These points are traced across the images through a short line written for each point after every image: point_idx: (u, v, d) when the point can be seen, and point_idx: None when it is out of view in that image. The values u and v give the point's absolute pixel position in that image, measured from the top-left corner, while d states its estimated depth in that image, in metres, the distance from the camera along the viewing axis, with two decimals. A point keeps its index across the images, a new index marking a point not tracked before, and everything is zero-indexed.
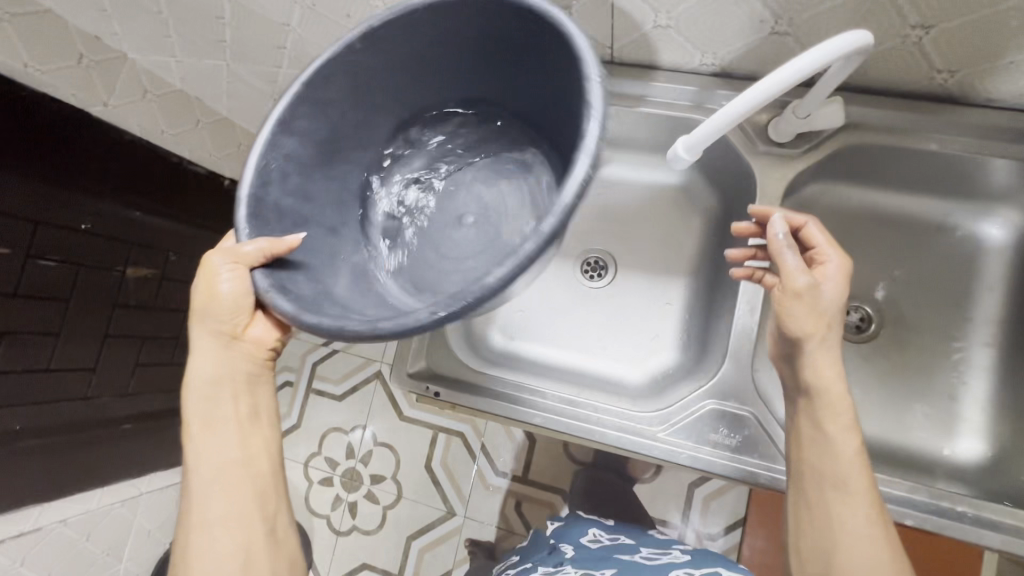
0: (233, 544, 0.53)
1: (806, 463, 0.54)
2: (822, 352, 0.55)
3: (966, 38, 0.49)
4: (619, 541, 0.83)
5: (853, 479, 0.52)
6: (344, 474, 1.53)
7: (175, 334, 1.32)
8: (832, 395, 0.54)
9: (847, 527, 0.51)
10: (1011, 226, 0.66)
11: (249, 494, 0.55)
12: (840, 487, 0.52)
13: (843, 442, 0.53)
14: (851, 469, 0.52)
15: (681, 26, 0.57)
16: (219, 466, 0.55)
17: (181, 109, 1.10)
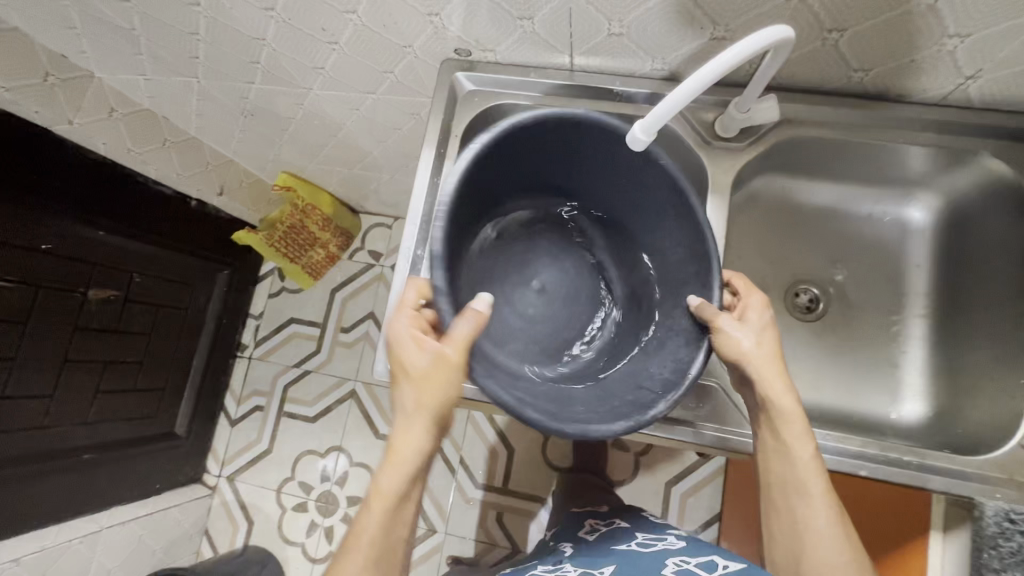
0: None
1: (774, 471, 0.58)
2: (767, 370, 0.59)
3: (873, 39, 0.57)
4: (617, 529, 0.85)
5: (812, 481, 0.57)
6: (319, 498, 1.49)
7: (138, 358, 1.29)
8: (787, 408, 0.58)
9: (812, 528, 0.56)
10: (930, 209, 0.75)
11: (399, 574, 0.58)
12: (801, 491, 0.57)
13: (800, 450, 0.57)
14: (810, 473, 0.57)
15: (633, 34, 0.63)
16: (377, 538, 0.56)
17: (147, 129, 1.10)
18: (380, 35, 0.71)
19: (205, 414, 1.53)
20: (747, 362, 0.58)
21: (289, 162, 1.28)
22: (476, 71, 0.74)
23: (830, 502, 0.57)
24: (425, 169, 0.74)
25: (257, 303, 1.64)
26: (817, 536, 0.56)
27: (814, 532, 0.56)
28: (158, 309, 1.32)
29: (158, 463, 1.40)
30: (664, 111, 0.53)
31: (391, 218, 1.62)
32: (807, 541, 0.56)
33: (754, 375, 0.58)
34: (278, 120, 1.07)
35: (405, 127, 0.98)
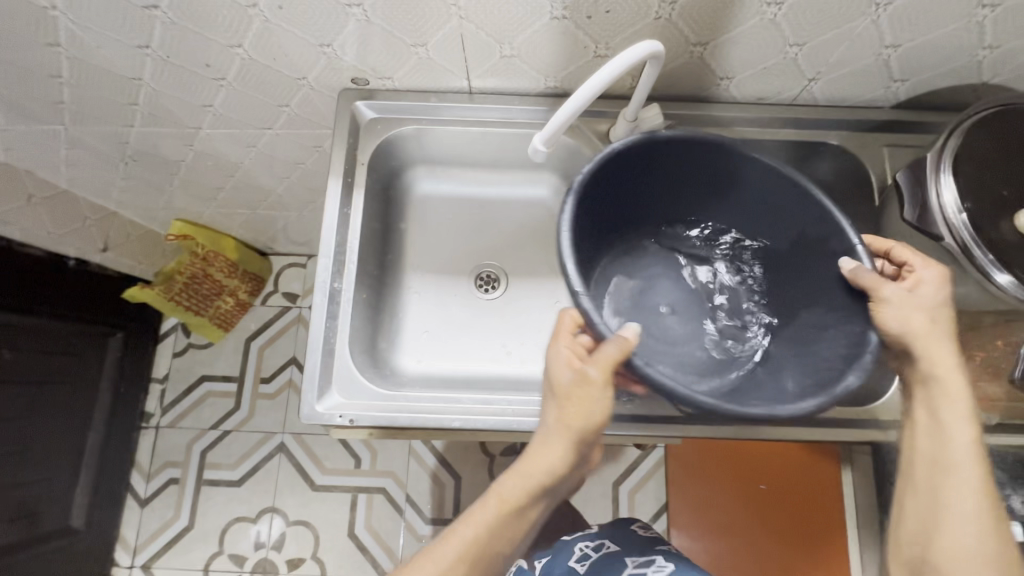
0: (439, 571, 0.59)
1: (919, 442, 0.55)
2: (937, 351, 0.56)
3: (730, 51, 0.65)
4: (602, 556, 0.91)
5: (968, 464, 0.52)
6: (255, 568, 1.36)
7: (16, 447, 1.11)
8: (952, 383, 0.55)
9: (951, 507, 0.51)
10: None
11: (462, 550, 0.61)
12: (946, 467, 0.53)
13: (959, 430, 0.53)
14: (964, 457, 0.53)
15: (524, 55, 0.66)
16: (471, 558, 0.58)
17: (6, 185, 0.97)
18: (272, 68, 0.69)
19: (107, 498, 1.35)
20: (913, 339, 0.56)
21: (183, 209, 1.20)
22: (376, 99, 0.74)
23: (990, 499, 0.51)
24: (334, 199, 0.72)
25: (160, 364, 1.49)
26: (950, 510, 0.51)
27: (949, 513, 0.51)
28: (41, 386, 1.16)
29: (53, 566, 1.21)
30: (558, 122, 0.59)
31: (304, 256, 1.55)
32: (941, 523, 0.51)
33: (914, 351, 0.56)
34: (165, 164, 1.00)
35: (307, 160, 0.96)
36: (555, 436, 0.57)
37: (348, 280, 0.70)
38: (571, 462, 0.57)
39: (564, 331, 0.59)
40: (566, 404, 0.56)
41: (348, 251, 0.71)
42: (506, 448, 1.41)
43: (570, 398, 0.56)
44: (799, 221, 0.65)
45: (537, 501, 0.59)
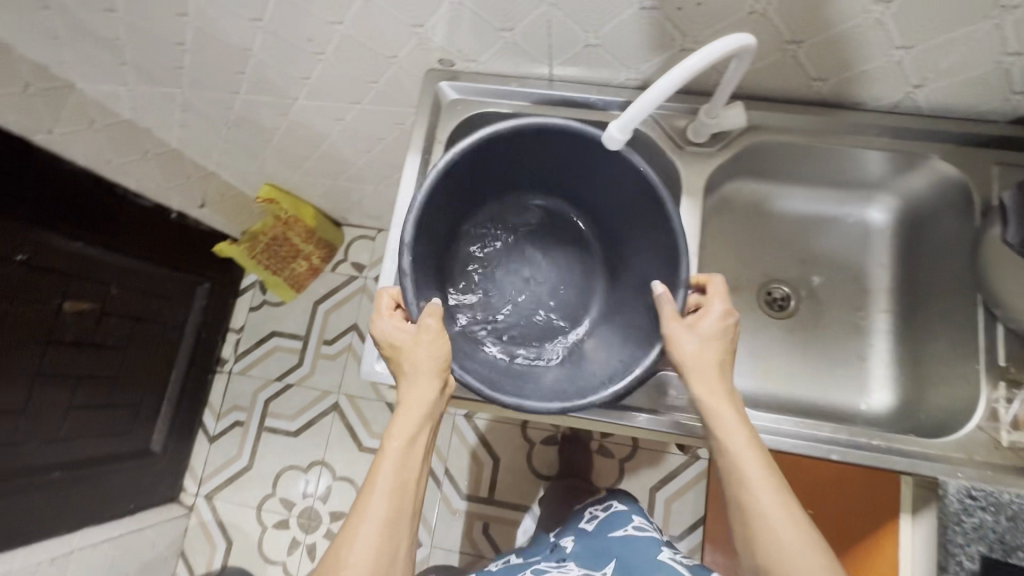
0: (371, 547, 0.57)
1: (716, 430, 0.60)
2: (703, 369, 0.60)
3: (827, 50, 0.62)
4: (612, 513, 0.93)
5: (753, 469, 0.56)
6: (301, 514, 1.46)
7: (112, 372, 1.25)
8: (715, 397, 0.59)
9: (764, 517, 0.55)
10: (888, 209, 0.80)
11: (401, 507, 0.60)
12: (744, 479, 0.56)
13: (736, 441, 0.57)
14: (750, 463, 0.57)
15: (608, 45, 0.66)
16: (394, 503, 0.59)
17: (128, 139, 1.09)
18: (367, 45, 0.74)
19: (182, 429, 1.50)
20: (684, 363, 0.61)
21: (273, 174, 1.29)
22: (460, 80, 0.77)
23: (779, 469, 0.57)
24: (410, 173, 0.76)
25: (237, 315, 1.63)
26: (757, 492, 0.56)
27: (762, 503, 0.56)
28: (137, 322, 1.30)
29: (133, 482, 1.36)
30: (635, 115, 0.57)
31: (374, 230, 1.63)
32: (762, 536, 0.55)
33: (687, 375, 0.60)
34: (261, 131, 1.08)
35: (388, 136, 1.01)
36: (417, 373, 0.63)
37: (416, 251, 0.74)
38: (440, 387, 0.64)
39: (384, 309, 0.67)
40: (409, 351, 0.63)
41: None
42: (546, 437, 1.42)
43: (416, 344, 0.63)
44: (642, 222, 0.70)
45: (426, 429, 0.63)
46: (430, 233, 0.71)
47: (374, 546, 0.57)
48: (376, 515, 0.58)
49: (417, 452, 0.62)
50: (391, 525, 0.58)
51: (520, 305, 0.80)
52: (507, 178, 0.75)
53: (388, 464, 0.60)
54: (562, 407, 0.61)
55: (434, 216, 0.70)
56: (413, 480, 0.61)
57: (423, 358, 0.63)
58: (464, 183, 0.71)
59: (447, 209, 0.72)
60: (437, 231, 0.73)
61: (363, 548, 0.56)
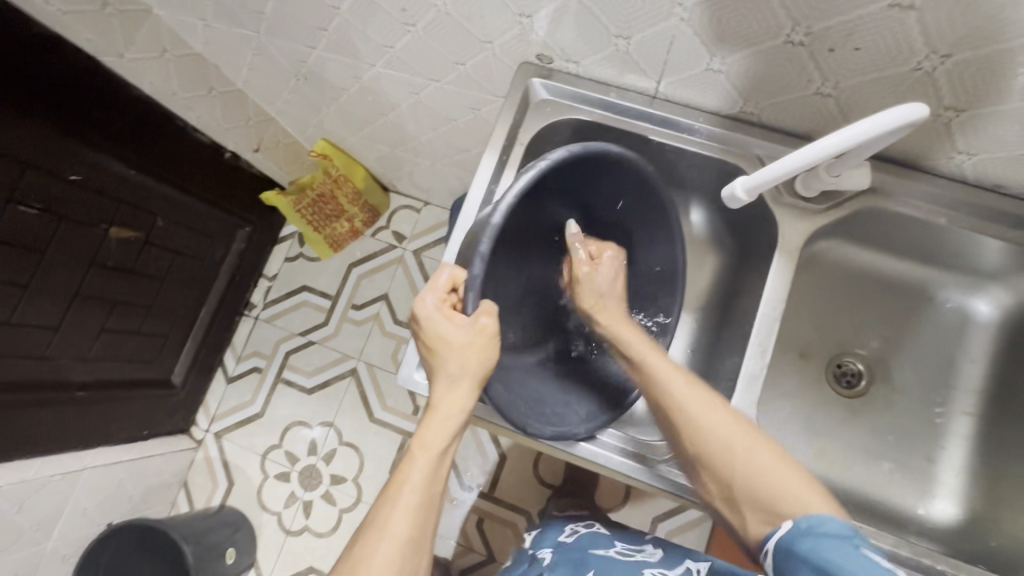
0: (387, 562, 0.53)
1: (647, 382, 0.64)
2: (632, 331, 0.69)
3: (989, 125, 0.54)
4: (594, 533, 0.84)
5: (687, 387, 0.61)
6: (302, 470, 1.47)
7: (146, 303, 1.25)
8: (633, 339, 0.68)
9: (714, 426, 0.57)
10: (999, 304, 0.71)
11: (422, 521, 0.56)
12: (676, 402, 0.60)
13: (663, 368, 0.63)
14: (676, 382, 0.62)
15: (732, 73, 0.59)
16: (416, 519, 0.56)
17: (195, 74, 1.06)
18: (462, 26, 0.67)
19: (203, 365, 1.51)
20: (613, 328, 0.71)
21: (331, 131, 1.25)
22: (554, 80, 0.70)
23: (716, 400, 0.59)
24: (484, 172, 0.71)
25: (272, 264, 1.62)
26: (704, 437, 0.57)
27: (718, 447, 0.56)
28: (177, 256, 1.28)
29: (151, 410, 1.38)
30: (767, 179, 0.54)
31: (420, 202, 1.58)
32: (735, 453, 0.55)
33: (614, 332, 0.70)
34: (329, 88, 1.03)
35: (460, 119, 0.95)
36: (460, 378, 0.62)
37: None
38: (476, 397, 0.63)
39: (436, 287, 0.64)
40: (456, 354, 0.62)
41: None
42: None
43: (464, 347, 0.61)
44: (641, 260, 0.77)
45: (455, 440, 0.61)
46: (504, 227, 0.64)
47: (394, 565, 0.53)
48: (398, 531, 0.54)
49: (444, 465, 0.60)
50: (412, 542, 0.55)
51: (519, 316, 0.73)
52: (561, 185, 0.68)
53: (417, 471, 0.58)
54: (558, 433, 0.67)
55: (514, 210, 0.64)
56: (437, 493, 0.59)
57: (467, 361, 0.61)
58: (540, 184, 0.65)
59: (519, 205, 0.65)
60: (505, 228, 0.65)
61: (383, 568, 0.52)
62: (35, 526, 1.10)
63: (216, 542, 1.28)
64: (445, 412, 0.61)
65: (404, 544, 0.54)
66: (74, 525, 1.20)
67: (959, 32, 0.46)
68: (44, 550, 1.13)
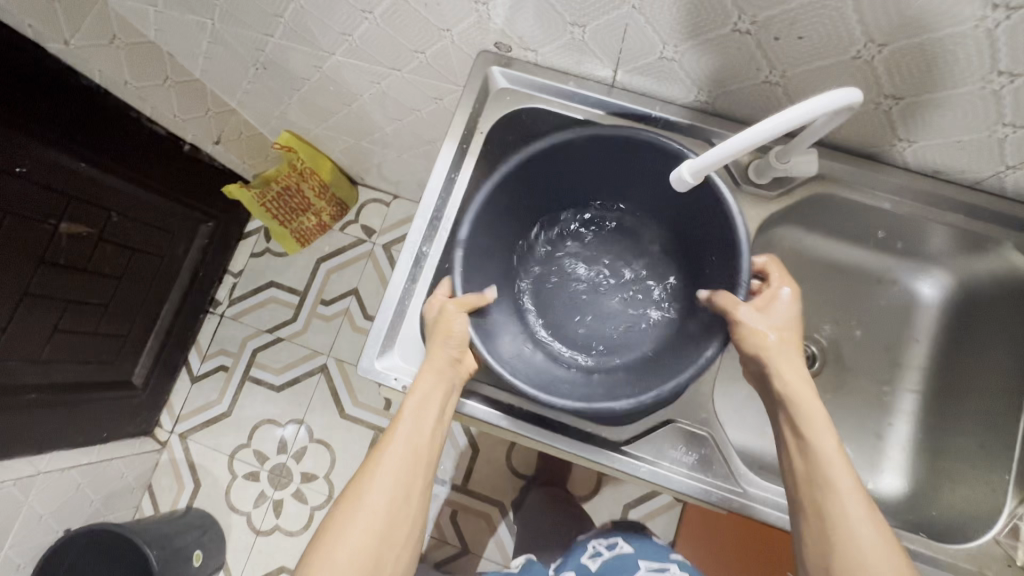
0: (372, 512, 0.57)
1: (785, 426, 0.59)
2: (785, 361, 0.60)
3: (924, 112, 0.56)
4: (618, 555, 0.84)
5: (836, 468, 0.54)
6: (272, 469, 1.45)
7: (102, 301, 1.20)
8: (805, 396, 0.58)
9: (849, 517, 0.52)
10: (941, 286, 0.74)
11: (404, 473, 0.59)
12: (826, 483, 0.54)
13: (822, 443, 0.55)
14: (837, 466, 0.54)
15: (685, 62, 0.60)
16: (399, 474, 0.58)
17: (149, 63, 1.02)
18: (420, 13, 0.67)
19: (167, 365, 1.47)
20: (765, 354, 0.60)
21: (295, 123, 1.22)
22: (514, 69, 0.70)
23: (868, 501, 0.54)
24: (444, 162, 0.72)
25: (238, 260, 1.58)
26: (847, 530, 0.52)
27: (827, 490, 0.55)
28: (134, 252, 1.24)
29: (111, 412, 1.33)
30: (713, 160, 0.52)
31: (389, 195, 1.56)
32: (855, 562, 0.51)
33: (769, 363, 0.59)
34: (290, 78, 1.01)
35: (424, 109, 0.94)
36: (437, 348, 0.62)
37: (436, 247, 0.71)
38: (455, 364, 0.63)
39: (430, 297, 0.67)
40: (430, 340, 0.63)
41: (444, 219, 0.71)
42: None
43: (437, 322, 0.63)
44: (713, 232, 0.66)
45: (440, 402, 0.62)
46: (493, 233, 0.70)
47: (378, 514, 0.57)
48: (380, 486, 0.57)
49: (429, 423, 0.61)
50: (395, 495, 0.58)
51: (576, 306, 0.76)
52: (590, 181, 0.73)
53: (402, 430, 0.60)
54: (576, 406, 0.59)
55: (508, 209, 0.70)
56: (423, 450, 0.60)
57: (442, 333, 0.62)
58: (535, 184, 0.70)
59: (515, 210, 0.71)
60: (503, 224, 0.71)
61: (367, 517, 0.56)
62: None
63: (182, 545, 1.25)
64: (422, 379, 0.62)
65: (378, 518, 0.56)
66: (29, 532, 1.15)
67: (893, 22, 0.48)
68: None
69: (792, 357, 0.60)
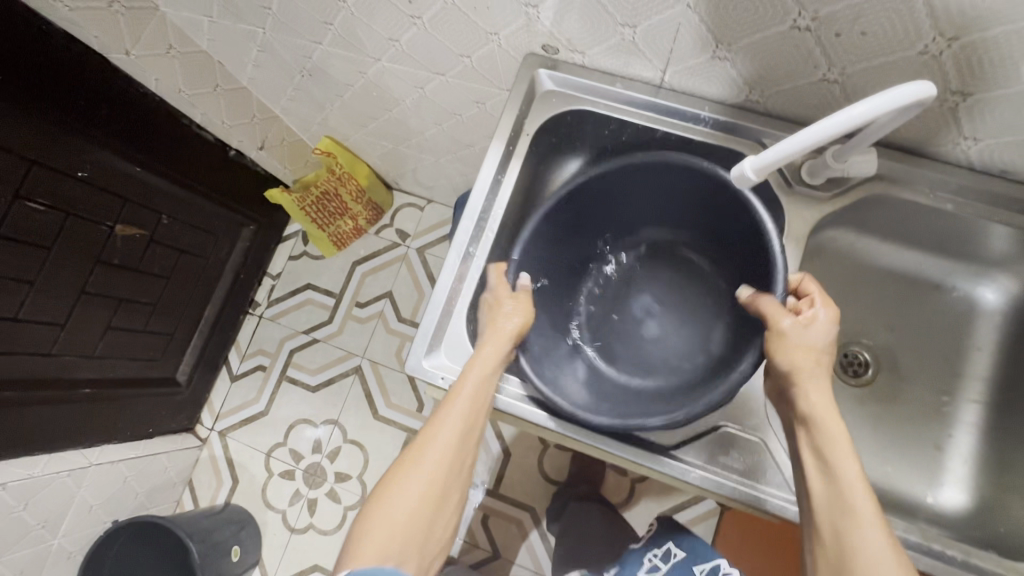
0: (425, 477, 0.57)
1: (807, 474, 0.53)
2: (813, 386, 0.54)
3: (995, 108, 0.54)
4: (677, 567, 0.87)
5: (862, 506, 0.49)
6: (307, 468, 1.47)
7: (151, 300, 1.25)
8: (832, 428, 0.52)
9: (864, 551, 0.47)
10: (1005, 292, 0.71)
11: (454, 443, 0.59)
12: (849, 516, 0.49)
13: (847, 473, 0.50)
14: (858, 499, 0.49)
15: (737, 61, 0.59)
16: (454, 443, 0.59)
17: (201, 71, 1.06)
18: (470, 18, 0.68)
19: (209, 363, 1.51)
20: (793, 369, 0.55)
21: (335, 129, 1.25)
22: (560, 71, 0.70)
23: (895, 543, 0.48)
24: (490, 164, 0.72)
25: (276, 262, 1.62)
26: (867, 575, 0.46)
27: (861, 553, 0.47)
28: (182, 254, 1.29)
29: (156, 408, 1.38)
30: (773, 160, 0.53)
31: (424, 200, 1.58)
32: None
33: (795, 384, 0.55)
34: (333, 84, 1.04)
35: (464, 113, 0.95)
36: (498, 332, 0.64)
37: (483, 248, 0.72)
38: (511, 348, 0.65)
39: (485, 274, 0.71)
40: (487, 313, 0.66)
41: (490, 220, 0.72)
42: None
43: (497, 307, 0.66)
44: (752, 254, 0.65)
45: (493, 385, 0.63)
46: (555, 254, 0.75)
47: (433, 479, 0.57)
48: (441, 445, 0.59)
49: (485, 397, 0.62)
50: (452, 461, 0.59)
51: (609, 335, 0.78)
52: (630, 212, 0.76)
53: (460, 399, 0.61)
54: (615, 424, 0.60)
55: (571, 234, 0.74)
56: (480, 421, 0.61)
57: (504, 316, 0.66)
58: (588, 210, 0.73)
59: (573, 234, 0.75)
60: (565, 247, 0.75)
61: (422, 482, 0.57)
62: (41, 523, 1.10)
63: (222, 539, 1.28)
64: (482, 358, 0.63)
65: (440, 469, 0.58)
66: (80, 521, 1.20)
67: (965, 14, 0.46)
68: (51, 547, 1.14)
69: (810, 383, 0.54)
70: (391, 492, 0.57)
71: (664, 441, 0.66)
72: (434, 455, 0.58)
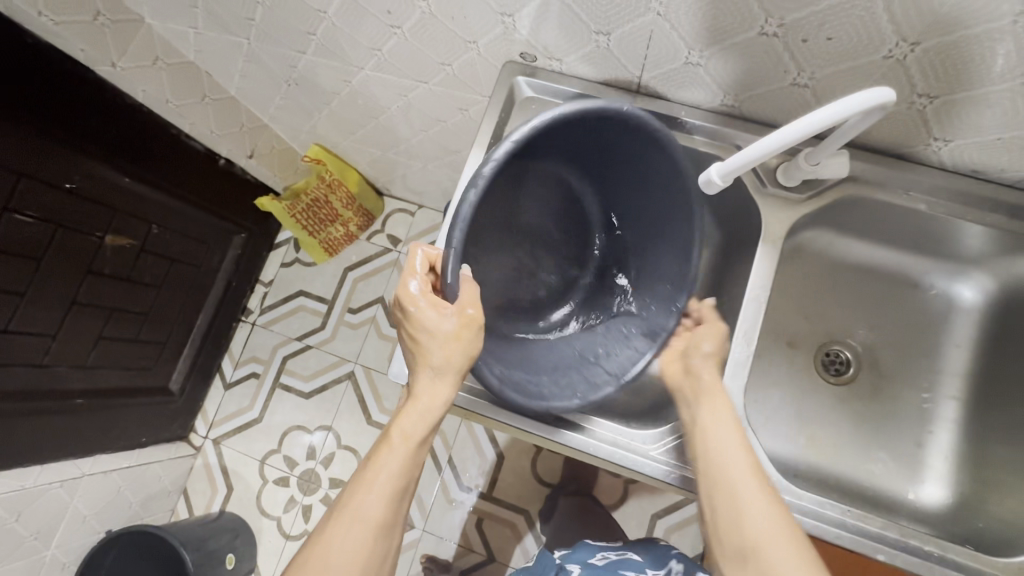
0: (353, 542, 0.56)
1: (702, 458, 0.59)
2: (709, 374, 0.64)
3: (962, 110, 0.55)
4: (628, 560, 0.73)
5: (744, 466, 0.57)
6: (301, 475, 1.47)
7: (143, 310, 1.25)
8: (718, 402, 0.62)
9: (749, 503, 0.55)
10: (981, 289, 0.72)
11: (385, 503, 0.58)
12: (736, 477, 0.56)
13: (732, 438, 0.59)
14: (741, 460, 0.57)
15: (710, 66, 0.60)
16: (386, 503, 0.58)
17: (188, 82, 1.07)
18: (448, 27, 0.69)
19: (201, 372, 1.51)
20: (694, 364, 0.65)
21: (324, 136, 1.26)
22: (539, 78, 0.71)
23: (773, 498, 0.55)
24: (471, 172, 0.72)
25: (268, 270, 1.62)
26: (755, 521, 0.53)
27: (757, 531, 0.53)
28: (172, 263, 1.29)
29: (149, 417, 1.38)
30: (740, 163, 0.54)
31: (414, 205, 1.59)
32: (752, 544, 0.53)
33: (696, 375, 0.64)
34: (320, 92, 1.04)
35: (449, 120, 0.96)
36: (444, 371, 0.60)
37: None
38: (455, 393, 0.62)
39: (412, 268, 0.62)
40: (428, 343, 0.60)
41: None
42: None
43: (450, 338, 0.59)
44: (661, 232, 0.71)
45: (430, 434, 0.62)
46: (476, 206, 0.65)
47: (361, 543, 0.56)
48: (372, 504, 0.58)
49: (419, 450, 0.62)
50: (383, 522, 0.58)
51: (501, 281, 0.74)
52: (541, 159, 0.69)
53: (393, 454, 0.60)
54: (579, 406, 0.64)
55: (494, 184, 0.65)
56: (413, 475, 0.61)
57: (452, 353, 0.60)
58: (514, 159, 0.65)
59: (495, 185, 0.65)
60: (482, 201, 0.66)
61: (351, 547, 0.56)
62: (34, 535, 1.10)
63: (217, 547, 1.28)
64: (421, 407, 0.61)
65: (370, 531, 0.57)
66: (73, 532, 1.20)
67: (926, 19, 0.47)
68: (44, 558, 1.14)
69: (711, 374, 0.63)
70: (319, 557, 0.55)
71: (645, 443, 0.68)
72: (363, 516, 0.57)
